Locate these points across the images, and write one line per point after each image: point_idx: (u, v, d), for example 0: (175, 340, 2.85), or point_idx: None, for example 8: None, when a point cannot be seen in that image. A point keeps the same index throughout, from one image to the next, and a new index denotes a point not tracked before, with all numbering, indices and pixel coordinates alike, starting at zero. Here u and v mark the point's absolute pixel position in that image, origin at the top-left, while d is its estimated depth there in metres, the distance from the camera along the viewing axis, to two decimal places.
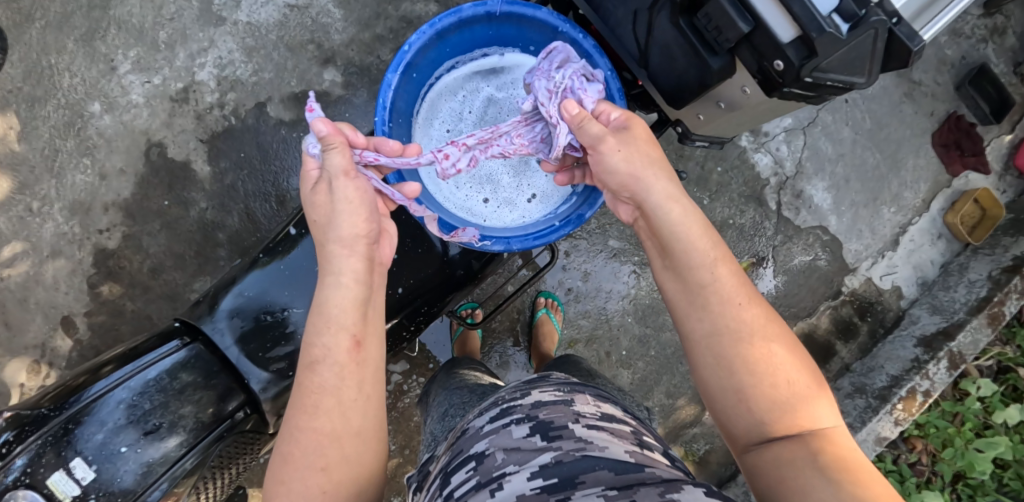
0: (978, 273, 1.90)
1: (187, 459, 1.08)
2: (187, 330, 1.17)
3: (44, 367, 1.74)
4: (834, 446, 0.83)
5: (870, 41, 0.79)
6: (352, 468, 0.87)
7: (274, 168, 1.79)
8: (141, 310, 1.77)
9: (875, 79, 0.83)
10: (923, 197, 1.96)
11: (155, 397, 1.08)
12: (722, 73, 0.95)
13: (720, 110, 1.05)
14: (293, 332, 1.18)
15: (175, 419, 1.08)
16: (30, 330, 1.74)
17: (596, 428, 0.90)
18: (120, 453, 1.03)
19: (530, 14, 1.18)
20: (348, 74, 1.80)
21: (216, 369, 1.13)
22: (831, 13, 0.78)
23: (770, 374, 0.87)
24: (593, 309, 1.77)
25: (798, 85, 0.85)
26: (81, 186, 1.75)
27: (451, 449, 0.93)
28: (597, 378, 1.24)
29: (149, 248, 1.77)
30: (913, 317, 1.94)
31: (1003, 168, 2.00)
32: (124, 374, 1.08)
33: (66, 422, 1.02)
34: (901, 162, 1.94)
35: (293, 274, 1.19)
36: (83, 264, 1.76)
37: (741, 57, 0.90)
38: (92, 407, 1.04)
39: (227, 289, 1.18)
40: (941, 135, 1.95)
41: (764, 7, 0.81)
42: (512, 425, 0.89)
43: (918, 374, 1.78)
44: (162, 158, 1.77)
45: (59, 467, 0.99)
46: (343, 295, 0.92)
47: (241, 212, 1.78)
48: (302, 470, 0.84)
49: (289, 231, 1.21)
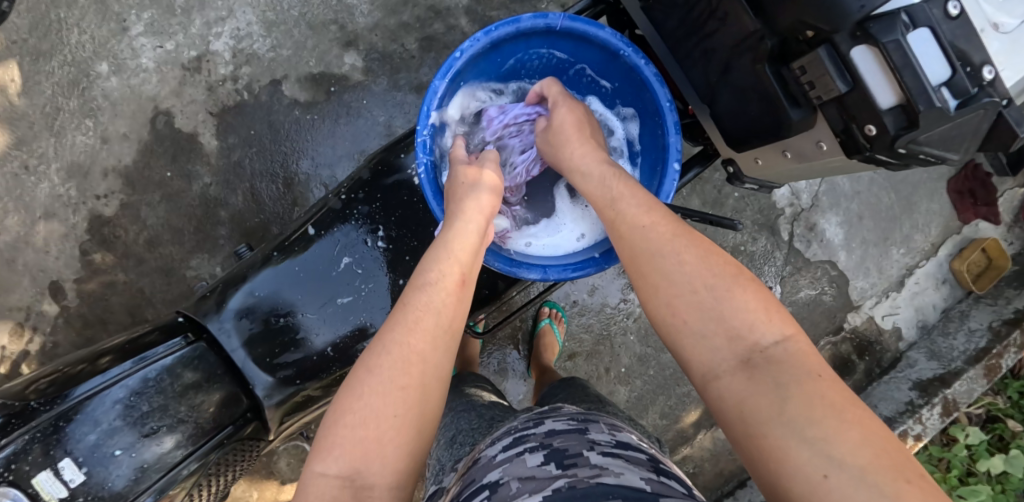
0: (978, 322, 1.92)
1: (187, 464, 1.04)
2: (193, 327, 1.13)
3: (27, 332, 1.69)
4: (805, 384, 0.73)
5: (975, 120, 0.78)
6: (424, 403, 0.86)
7: (284, 148, 1.74)
8: (133, 283, 1.71)
9: (967, 155, 0.83)
10: (932, 241, 1.96)
11: (154, 399, 1.03)
12: (802, 125, 0.92)
13: (784, 160, 1.04)
14: (303, 338, 1.15)
15: (173, 423, 1.04)
16: (16, 292, 1.69)
17: (612, 455, 0.87)
18: (113, 456, 0.99)
19: (592, 33, 1.15)
20: (369, 59, 1.74)
21: (220, 372, 1.10)
22: (941, 86, 0.76)
23: (720, 302, 0.81)
24: (597, 323, 1.75)
25: (888, 152, 0.83)
26: (80, 147, 1.68)
27: (462, 480, 0.92)
28: (610, 404, 1.21)
29: (147, 219, 1.71)
30: (910, 360, 1.94)
31: (1013, 220, 2.01)
32: (122, 372, 1.04)
33: (57, 419, 0.97)
34: (916, 204, 1.94)
35: (309, 276, 1.17)
36: (76, 229, 1.69)
37: (826, 113, 0.88)
38: (86, 405, 0.99)
39: (237, 287, 1.14)
40: (956, 182, 1.95)
41: (868, 70, 0.79)
42: (524, 456, 0.89)
43: (911, 418, 1.79)
44: (168, 128, 1.71)
45: (47, 467, 0.95)
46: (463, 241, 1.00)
47: (245, 192, 1.73)
48: (385, 379, 0.84)
49: (308, 231, 1.20)
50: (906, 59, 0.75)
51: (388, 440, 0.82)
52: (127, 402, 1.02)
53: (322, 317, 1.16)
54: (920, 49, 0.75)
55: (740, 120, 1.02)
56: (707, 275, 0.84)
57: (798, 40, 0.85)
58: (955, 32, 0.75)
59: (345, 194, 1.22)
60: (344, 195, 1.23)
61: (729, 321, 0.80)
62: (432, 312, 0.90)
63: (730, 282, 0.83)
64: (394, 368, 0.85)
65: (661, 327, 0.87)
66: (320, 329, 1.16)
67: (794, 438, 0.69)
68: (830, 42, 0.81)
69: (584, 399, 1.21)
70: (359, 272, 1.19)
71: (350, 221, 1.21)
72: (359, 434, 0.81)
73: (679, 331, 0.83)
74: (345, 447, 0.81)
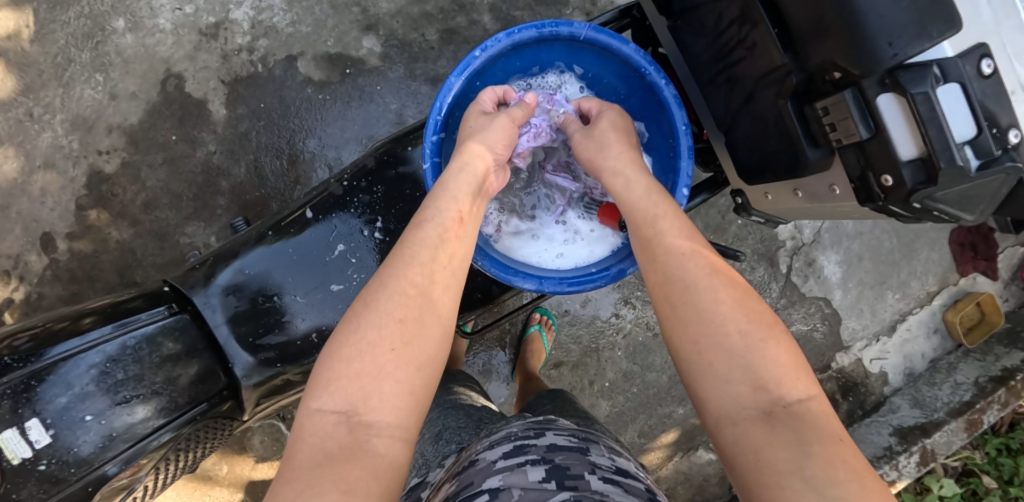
0: (965, 376, 1.92)
1: (158, 435, 1.03)
2: (177, 298, 1.12)
3: (13, 280, 1.67)
4: (829, 446, 0.73)
5: (996, 183, 0.78)
6: (424, 337, 0.85)
7: (293, 125, 1.72)
8: (126, 243, 1.70)
9: (986, 213, 0.82)
10: (928, 290, 1.97)
11: (130, 368, 1.02)
12: (818, 167, 0.92)
13: (795, 198, 1.05)
14: (287, 321, 1.14)
15: (149, 392, 1.03)
16: (7, 239, 1.67)
17: (612, 482, 0.88)
18: (83, 421, 0.98)
19: (616, 46, 1.14)
20: (388, 45, 1.72)
21: (200, 347, 1.09)
22: (965, 144, 0.76)
23: (754, 351, 0.81)
24: (586, 335, 1.74)
25: (902, 205, 0.83)
26: (88, 101, 1.67)
27: (456, 481, 0.91)
28: (598, 422, 1.20)
29: (147, 181, 1.70)
30: (893, 406, 1.93)
31: (1010, 277, 2.02)
32: (101, 336, 1.02)
33: (29, 378, 0.96)
34: (916, 251, 1.94)
35: (301, 260, 1.16)
36: (75, 183, 1.68)
37: (844, 157, 0.88)
38: (60, 366, 0.98)
39: (227, 262, 1.13)
40: (959, 233, 1.96)
41: (893, 119, 0.78)
42: (527, 467, 0.88)
43: (889, 463, 1.76)
44: (178, 92, 1.69)
45: (13, 426, 0.93)
46: (463, 181, 1.03)
47: (249, 164, 1.71)
48: (382, 312, 0.84)
49: (305, 213, 1.18)
50: (933, 113, 0.74)
51: (392, 377, 0.81)
52: (103, 367, 1.00)
53: (309, 302, 1.15)
54: (949, 105, 0.75)
55: (756, 154, 1.02)
56: (740, 303, 0.86)
57: (824, 79, 0.85)
58: (985, 90, 0.75)
59: (347, 181, 1.21)
60: (345, 181, 1.22)
61: (755, 363, 0.80)
62: (437, 252, 0.92)
63: (762, 323, 0.84)
64: (392, 300, 0.85)
65: (681, 364, 0.87)
66: (305, 314, 1.15)
67: (804, 487, 0.69)
68: (856, 85, 0.80)
69: (575, 413, 1.21)
70: (352, 261, 1.18)
71: (349, 209, 1.20)
72: (355, 370, 0.80)
73: (700, 374, 0.83)
74: (344, 381, 0.79)
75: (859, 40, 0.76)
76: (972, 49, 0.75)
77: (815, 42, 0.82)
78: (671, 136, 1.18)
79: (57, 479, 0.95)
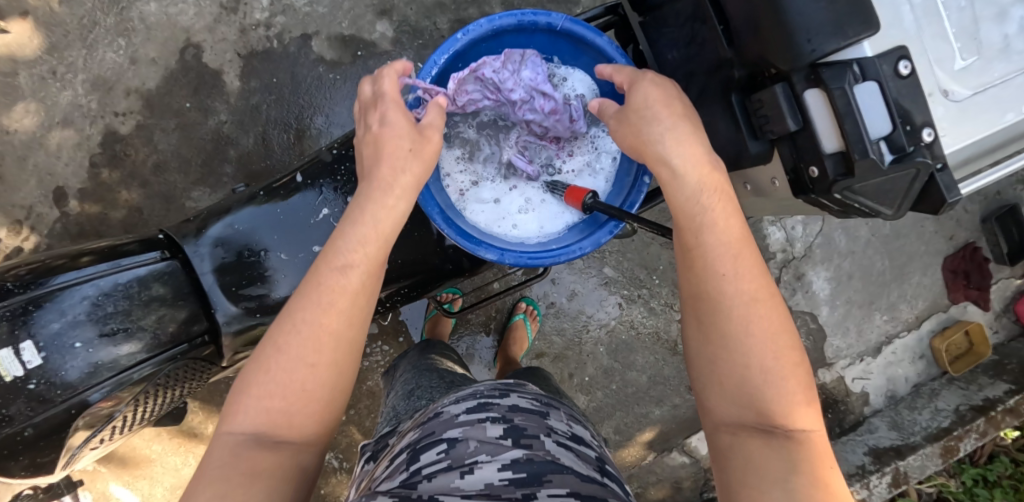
0: (946, 402, 1.92)
1: (140, 368, 1.08)
2: (169, 245, 1.17)
3: (25, 230, 1.74)
4: (820, 469, 0.78)
5: (908, 179, 0.83)
6: (334, 373, 0.88)
7: (302, 101, 1.78)
8: (134, 203, 1.76)
9: (901, 213, 0.88)
10: (916, 314, 1.97)
11: (120, 303, 1.07)
12: (758, 159, 0.98)
13: (747, 189, 1.11)
14: (269, 276, 1.18)
15: (135, 328, 1.08)
16: (22, 190, 1.74)
17: (564, 445, 0.95)
18: (72, 348, 1.04)
19: (591, 38, 1.16)
20: (400, 31, 1.77)
21: (186, 291, 1.14)
22: (880, 139, 0.82)
23: (766, 369, 0.84)
24: (569, 328, 1.77)
25: (827, 196, 0.89)
26: (109, 64, 1.73)
27: (420, 429, 0.96)
28: (562, 397, 1.26)
29: (159, 144, 1.76)
30: (871, 426, 1.94)
31: (1001, 309, 2.02)
32: (96, 271, 1.08)
33: (27, 303, 1.02)
34: (907, 275, 1.95)
35: (286, 221, 1.21)
36: (90, 141, 1.75)
37: (780, 150, 0.94)
38: (56, 295, 1.04)
39: (218, 217, 1.18)
40: (954, 260, 1.95)
41: (818, 112, 0.85)
42: (487, 423, 0.94)
43: (859, 481, 1.77)
44: (195, 61, 1.75)
45: (8, 345, 1.00)
46: (373, 215, 0.93)
47: (257, 135, 1.77)
48: (287, 358, 0.85)
49: (295, 178, 1.23)
50: (849, 107, 0.81)
51: (301, 404, 0.85)
52: (95, 300, 1.06)
53: (292, 261, 1.20)
54: (866, 101, 0.81)
55: None
56: (771, 329, 0.85)
57: (764, 76, 0.91)
58: (901, 90, 0.81)
59: (336, 150, 1.26)
60: (335, 150, 1.27)
61: (773, 390, 0.83)
62: (348, 280, 0.89)
63: (781, 343, 0.85)
64: (300, 346, 0.86)
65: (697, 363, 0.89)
66: (286, 272, 1.19)
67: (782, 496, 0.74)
68: (787, 80, 0.87)
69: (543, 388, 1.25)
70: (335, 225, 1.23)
71: (335, 177, 1.24)
72: (263, 406, 0.84)
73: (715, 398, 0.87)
74: (256, 412, 0.83)
75: (786, 36, 0.83)
76: (891, 51, 0.81)
77: (749, 37, 0.89)
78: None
79: (44, 399, 1.02)
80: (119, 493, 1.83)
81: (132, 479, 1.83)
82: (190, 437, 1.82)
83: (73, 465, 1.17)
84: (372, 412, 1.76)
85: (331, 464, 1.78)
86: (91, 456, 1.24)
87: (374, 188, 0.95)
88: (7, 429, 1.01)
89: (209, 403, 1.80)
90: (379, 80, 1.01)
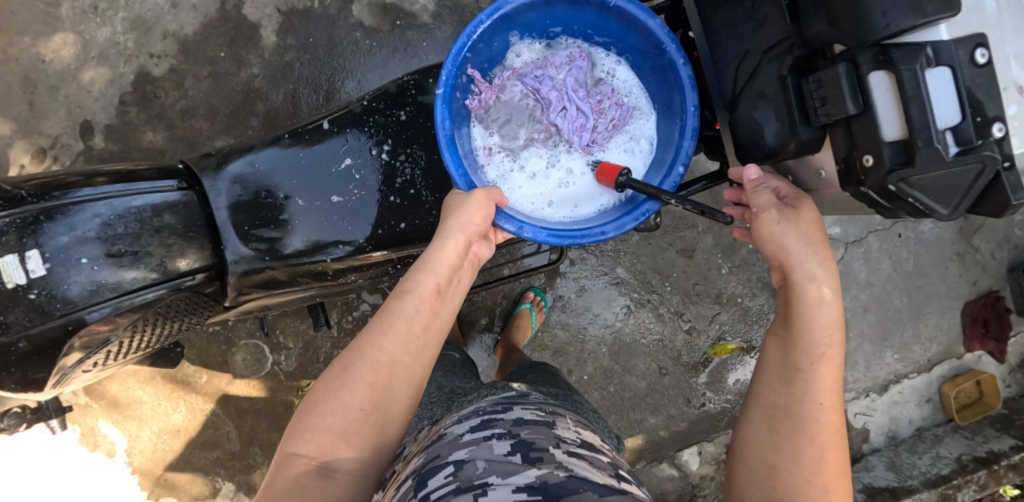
0: (948, 450, 1.87)
1: (142, 294, 1.08)
2: (187, 178, 1.16)
3: (48, 159, 1.75)
4: None
5: (971, 176, 0.80)
6: (391, 398, 0.96)
7: (336, 64, 1.77)
8: (158, 145, 1.76)
9: (958, 214, 0.84)
10: (928, 357, 1.93)
11: (131, 226, 1.08)
12: (808, 146, 0.95)
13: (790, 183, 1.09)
14: (285, 220, 1.18)
15: (142, 253, 1.08)
16: (50, 119, 1.75)
17: (576, 455, 0.96)
18: (77, 263, 1.03)
19: (643, 19, 1.13)
20: (441, 6, 1.76)
21: (198, 224, 1.14)
22: (946, 130, 0.80)
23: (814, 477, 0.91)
24: (574, 324, 1.75)
25: (880, 188, 0.86)
26: (150, 5, 1.74)
27: (424, 454, 0.97)
28: (583, 404, 1.31)
29: (190, 90, 1.76)
30: (868, 464, 1.89)
31: (1017, 363, 1.97)
32: (111, 191, 1.08)
33: (39, 213, 1.02)
34: (924, 315, 1.91)
35: (308, 167, 1.20)
36: (122, 79, 1.75)
37: (833, 137, 0.91)
38: (69, 209, 1.04)
39: (240, 154, 1.18)
40: (973, 307, 1.91)
41: (883, 96, 0.82)
42: (491, 440, 0.95)
43: None
44: (235, 12, 1.75)
45: (15, 252, 1.00)
46: (445, 256, 1.05)
47: (287, 93, 1.77)
48: (352, 382, 0.95)
49: (322, 125, 1.22)
50: (919, 90, 0.78)
51: (351, 449, 0.94)
52: (106, 219, 1.06)
53: (309, 209, 1.19)
54: (936, 87, 0.79)
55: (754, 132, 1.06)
56: (829, 436, 0.92)
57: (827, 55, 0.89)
58: (977, 78, 0.79)
59: (366, 101, 1.24)
60: (365, 102, 1.25)
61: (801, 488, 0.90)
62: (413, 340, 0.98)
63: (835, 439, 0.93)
64: (364, 370, 0.95)
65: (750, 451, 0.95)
66: (301, 218, 1.19)
67: None
68: (851, 60, 0.84)
69: (560, 393, 1.30)
70: (356, 178, 1.21)
71: (363, 127, 1.23)
72: (323, 430, 0.93)
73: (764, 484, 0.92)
74: (315, 435, 0.93)
75: (859, 13, 0.80)
76: (970, 37, 0.78)
77: (814, 15, 0.86)
78: (680, 121, 1.15)
79: (43, 311, 1.02)
80: (107, 431, 1.86)
81: (121, 420, 1.85)
82: (183, 385, 1.82)
83: (67, 385, 1.17)
84: None
85: None
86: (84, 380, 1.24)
87: (447, 235, 1.06)
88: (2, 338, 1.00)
89: (205, 354, 1.79)
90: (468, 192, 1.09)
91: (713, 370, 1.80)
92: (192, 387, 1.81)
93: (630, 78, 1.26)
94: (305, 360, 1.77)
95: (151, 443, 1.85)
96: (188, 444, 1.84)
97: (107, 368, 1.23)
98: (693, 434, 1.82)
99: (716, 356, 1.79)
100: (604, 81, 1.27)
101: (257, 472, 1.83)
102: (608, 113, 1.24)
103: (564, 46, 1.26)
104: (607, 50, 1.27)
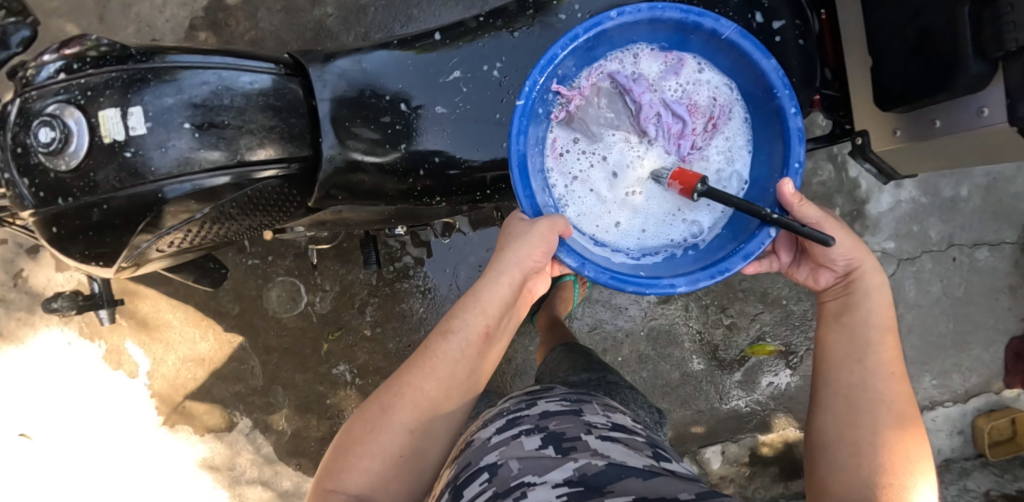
0: (976, 484, 1.82)
1: (217, 175, 1.05)
2: (291, 65, 1.16)
3: None
4: None
5: None
6: (428, 442, 1.04)
7: (409, 14, 1.76)
8: None
9: None
10: (966, 388, 1.88)
11: (234, 100, 1.07)
12: (977, 80, 0.99)
13: (927, 131, 1.14)
14: (389, 122, 1.17)
15: (238, 130, 1.06)
16: (119, 33, 1.74)
17: (609, 441, 1.03)
18: (175, 128, 1.03)
19: (757, 58, 1.06)
20: None
21: (299, 111, 1.12)
22: None
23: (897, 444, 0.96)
24: (615, 303, 1.72)
25: None
26: None
27: (458, 461, 1.05)
28: (624, 386, 1.41)
29: (261, 22, 1.75)
30: None
31: None
32: (217, 63, 1.08)
33: (145, 73, 1.04)
34: (968, 345, 1.86)
35: (418, 72, 1.19)
36: (196, 3, 1.75)
37: (1008, 69, 0.96)
38: (176, 74, 1.05)
39: (349, 52, 1.17)
40: (1019, 342, 1.85)
41: None
42: (522, 438, 1.03)
43: None
44: None
45: (118, 107, 1.01)
46: (496, 296, 1.05)
47: (357, 36, 1.76)
48: (395, 424, 1.02)
49: (435, 36, 1.22)
50: None
51: (390, 488, 1.03)
52: (211, 89, 1.06)
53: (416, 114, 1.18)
54: None
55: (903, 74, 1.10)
56: (901, 406, 0.99)
57: None
58: None
59: (483, 17, 1.23)
60: (481, 18, 1.24)
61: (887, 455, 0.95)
62: (452, 395, 1.05)
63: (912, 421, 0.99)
64: (404, 415, 1.02)
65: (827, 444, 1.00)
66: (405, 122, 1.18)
67: None
68: None
69: (603, 379, 1.39)
70: (463, 90, 1.20)
71: (478, 40, 1.22)
72: (368, 465, 1.01)
73: (842, 463, 0.98)
74: (357, 473, 1.01)
75: None
76: None
77: None
78: (779, 171, 1.05)
79: (135, 173, 1.02)
80: (131, 352, 1.86)
81: (147, 343, 1.85)
82: (213, 315, 1.80)
83: (134, 265, 1.17)
84: (399, 334, 1.75)
85: (344, 376, 1.77)
86: (151, 265, 1.24)
87: (502, 275, 1.05)
88: (88, 197, 1.02)
89: (239, 286, 1.77)
90: (535, 220, 1.02)
91: (749, 369, 1.77)
92: (223, 317, 1.80)
93: (727, 98, 1.13)
94: (338, 304, 1.75)
95: (173, 369, 1.84)
96: (211, 375, 1.83)
97: (173, 256, 1.23)
98: (718, 433, 1.79)
99: (753, 356, 1.76)
100: (697, 98, 1.14)
101: (276, 412, 1.81)
102: (698, 137, 1.12)
103: (657, 56, 1.14)
104: (704, 63, 1.13)
